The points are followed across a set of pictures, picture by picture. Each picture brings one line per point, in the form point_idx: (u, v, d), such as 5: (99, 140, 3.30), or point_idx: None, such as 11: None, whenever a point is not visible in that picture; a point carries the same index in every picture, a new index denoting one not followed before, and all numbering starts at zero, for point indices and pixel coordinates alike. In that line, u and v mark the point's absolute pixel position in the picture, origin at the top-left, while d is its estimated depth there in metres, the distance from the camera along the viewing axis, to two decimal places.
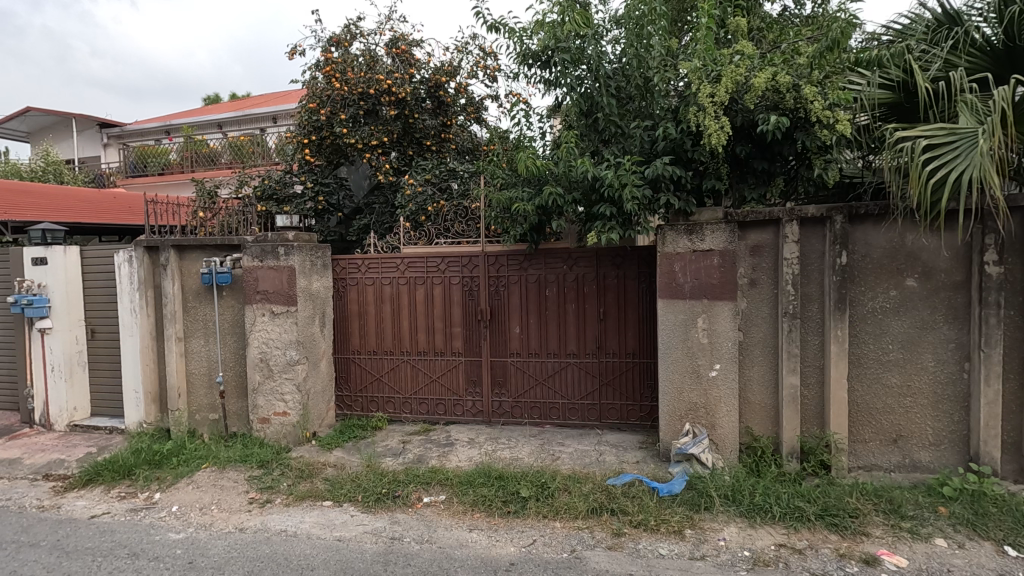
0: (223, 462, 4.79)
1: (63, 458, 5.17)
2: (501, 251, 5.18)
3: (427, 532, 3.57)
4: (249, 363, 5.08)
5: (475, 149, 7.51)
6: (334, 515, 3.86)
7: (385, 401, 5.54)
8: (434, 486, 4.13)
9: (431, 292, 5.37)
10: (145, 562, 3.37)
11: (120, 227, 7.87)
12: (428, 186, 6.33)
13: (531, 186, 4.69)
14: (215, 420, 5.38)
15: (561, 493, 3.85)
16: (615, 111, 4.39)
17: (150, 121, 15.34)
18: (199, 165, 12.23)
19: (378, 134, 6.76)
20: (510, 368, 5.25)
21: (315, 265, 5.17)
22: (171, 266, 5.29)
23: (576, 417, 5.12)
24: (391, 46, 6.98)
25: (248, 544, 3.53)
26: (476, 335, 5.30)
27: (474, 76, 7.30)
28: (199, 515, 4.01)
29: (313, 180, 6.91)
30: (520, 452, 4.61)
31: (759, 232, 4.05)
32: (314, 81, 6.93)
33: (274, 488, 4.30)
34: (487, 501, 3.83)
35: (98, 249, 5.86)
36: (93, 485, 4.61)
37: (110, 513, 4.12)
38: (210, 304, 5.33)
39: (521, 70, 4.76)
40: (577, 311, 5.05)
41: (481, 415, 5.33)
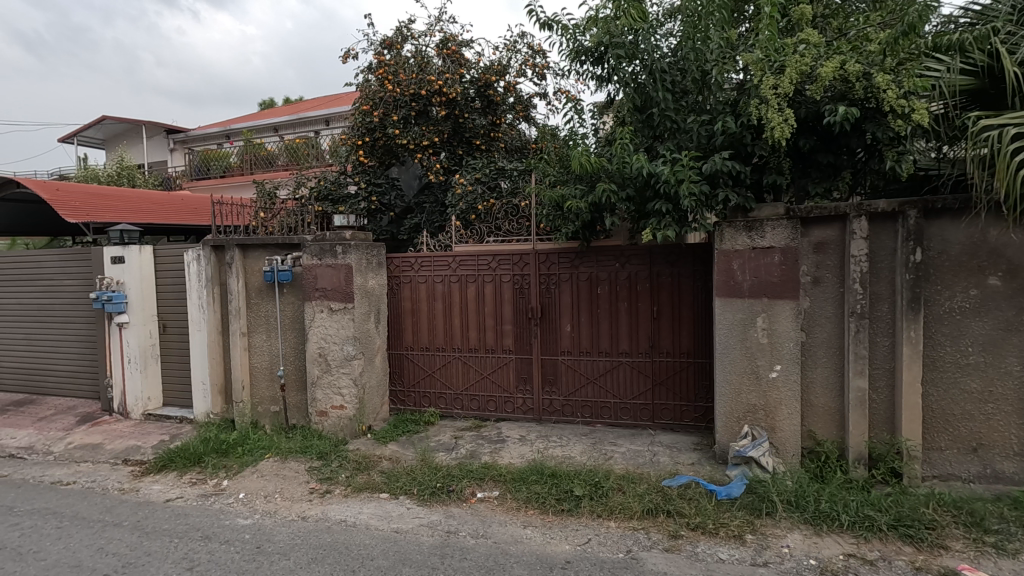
0: (285, 452, 4.98)
1: (140, 444, 5.50)
2: (552, 248, 5.17)
3: (482, 527, 3.61)
4: (309, 357, 5.26)
5: (524, 147, 7.52)
6: (391, 508, 3.96)
7: (437, 397, 5.63)
8: (488, 482, 4.17)
9: (482, 290, 5.41)
10: (217, 545, 3.55)
11: (186, 227, 8.30)
12: (478, 184, 6.37)
13: (583, 182, 4.63)
14: (276, 413, 5.60)
15: (616, 493, 3.82)
16: (671, 106, 4.27)
17: (213, 127, 16.23)
18: (258, 167, 12.76)
19: (428, 134, 6.87)
20: (561, 366, 5.23)
21: (370, 263, 5.30)
22: (236, 265, 5.55)
23: (628, 416, 5.06)
24: (442, 46, 7.04)
25: (310, 533, 3.66)
26: (527, 332, 5.31)
27: (522, 74, 7.30)
28: (264, 503, 4.19)
29: (366, 181, 7.10)
30: (573, 451, 4.60)
31: (823, 228, 3.89)
32: (367, 83, 7.08)
33: (334, 479, 4.44)
34: (540, 498, 3.84)
35: (170, 248, 6.23)
36: (167, 470, 4.91)
37: (183, 498, 4.36)
38: (272, 301, 5.55)
39: (573, 67, 4.73)
40: (629, 309, 4.98)
41: (532, 412, 5.35)
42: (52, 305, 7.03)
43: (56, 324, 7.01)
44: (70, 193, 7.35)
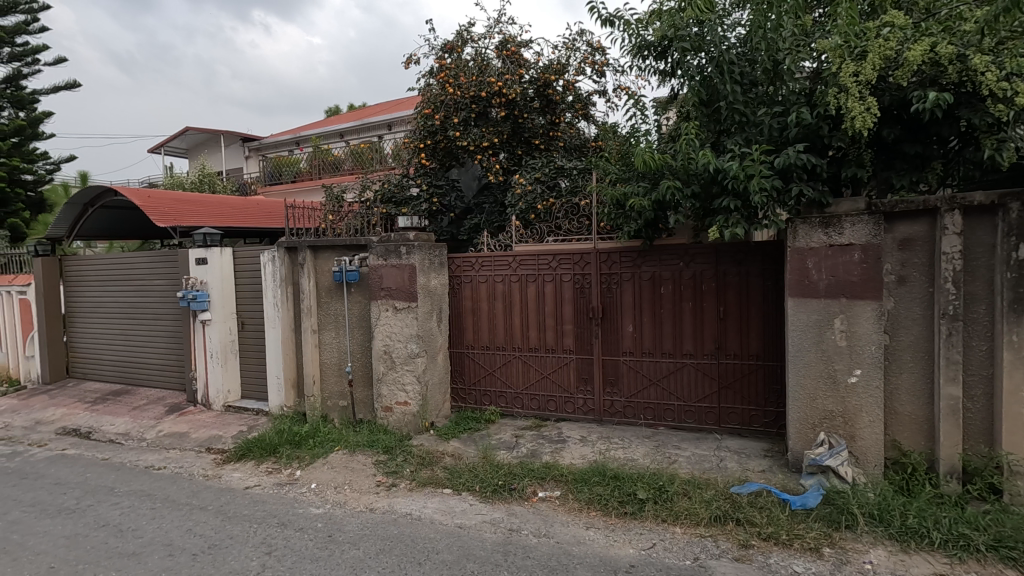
0: (352, 445, 5.16)
1: (222, 434, 5.88)
2: (614, 247, 5.10)
3: (544, 526, 3.61)
4: (375, 355, 5.45)
5: (583, 146, 7.46)
6: (454, 503, 4.04)
7: (498, 395, 5.68)
8: (549, 481, 4.17)
9: (542, 290, 5.41)
10: (293, 532, 3.74)
11: (261, 230, 8.78)
12: (538, 184, 6.36)
13: (646, 180, 4.52)
14: (344, 407, 5.83)
15: (681, 498, 3.72)
16: (740, 98, 4.10)
17: (284, 135, 17.08)
18: (326, 172, 13.33)
19: (488, 136, 6.92)
20: (623, 366, 5.15)
21: (433, 263, 5.41)
22: (307, 265, 5.82)
23: (692, 419, 4.92)
24: (501, 48, 7.08)
25: (378, 524, 3.78)
26: (587, 331, 5.27)
27: (582, 72, 7.24)
28: (335, 494, 4.37)
29: (428, 183, 7.25)
30: (635, 453, 4.52)
31: (909, 224, 3.63)
32: (429, 87, 7.24)
33: (399, 473, 4.58)
34: (603, 499, 3.80)
35: (248, 250, 6.62)
36: (246, 459, 5.22)
37: (261, 486, 4.62)
38: (340, 300, 5.78)
39: (635, 62, 4.64)
40: (694, 309, 4.84)
41: (593, 413, 5.30)
42: (145, 303, 7.61)
43: (148, 320, 7.58)
44: (160, 200, 7.94)
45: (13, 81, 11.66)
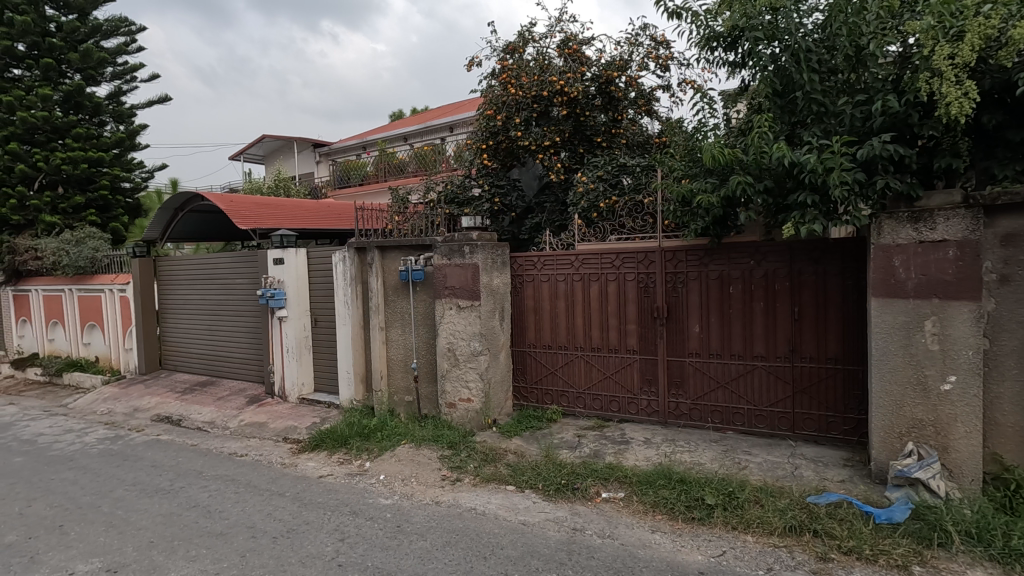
0: (418, 439, 5.31)
1: (297, 424, 6.21)
2: (680, 245, 4.98)
3: (609, 528, 3.57)
4: (439, 352, 5.58)
5: (646, 142, 7.32)
6: (518, 500, 4.08)
7: (560, 395, 5.67)
8: (613, 482, 4.12)
9: (605, 289, 5.35)
10: (364, 520, 3.89)
11: (332, 231, 9.19)
12: (600, 182, 6.28)
13: (714, 176, 4.37)
14: (410, 402, 6.00)
15: (753, 505, 3.58)
16: (818, 87, 3.87)
17: (352, 140, 17.79)
18: (391, 175, 13.78)
19: (550, 135, 6.92)
20: (689, 368, 5.02)
21: (496, 262, 5.47)
22: (376, 265, 6.04)
23: (764, 424, 4.71)
24: (563, 47, 7.03)
25: (444, 517, 3.87)
26: (652, 331, 5.17)
27: (646, 67, 7.10)
28: (402, 486, 4.52)
29: (490, 183, 7.34)
30: (702, 457, 4.39)
31: (1013, 219, 3.37)
32: (491, 89, 7.31)
33: (463, 468, 4.67)
34: (669, 503, 3.72)
35: (321, 251, 6.97)
36: (319, 450, 5.48)
37: (333, 475, 4.85)
38: (406, 298, 5.96)
39: (703, 55, 4.51)
40: (766, 310, 4.64)
41: (657, 415, 5.19)
42: (228, 300, 8.14)
43: (232, 317, 8.10)
44: (242, 204, 8.46)
45: (115, 98, 12.77)
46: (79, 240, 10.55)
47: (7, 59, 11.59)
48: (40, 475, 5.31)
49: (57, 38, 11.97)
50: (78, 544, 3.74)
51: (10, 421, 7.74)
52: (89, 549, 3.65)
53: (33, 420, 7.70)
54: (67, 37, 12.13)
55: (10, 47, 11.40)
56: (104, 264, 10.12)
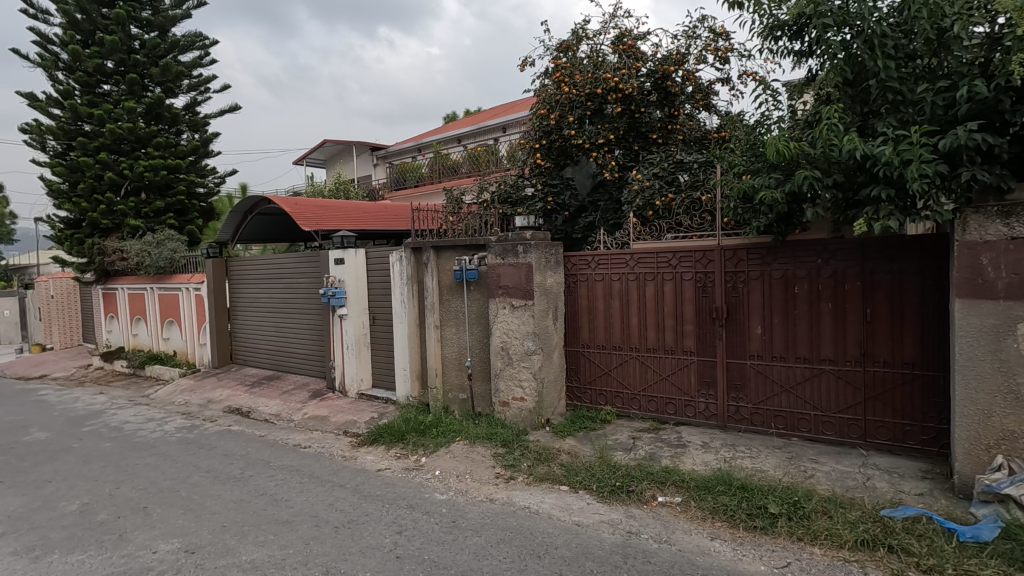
0: (473, 437, 5.38)
1: (356, 419, 6.43)
2: (740, 244, 4.80)
3: (665, 532, 3.50)
4: (493, 351, 5.63)
5: (704, 138, 7.10)
6: (571, 500, 4.06)
7: (614, 395, 5.60)
8: (669, 486, 4.03)
9: (661, 289, 5.24)
10: (420, 514, 3.99)
11: (389, 232, 9.45)
12: (656, 179, 6.13)
13: (778, 171, 4.19)
14: (464, 400, 6.08)
15: (820, 516, 3.41)
16: (894, 74, 3.63)
17: (408, 142, 18.22)
18: (446, 176, 14.02)
19: (604, 132, 6.83)
20: (750, 371, 4.84)
21: (549, 262, 5.46)
22: (431, 264, 6.16)
23: (831, 432, 4.48)
24: (617, 43, 6.92)
25: (498, 515, 3.90)
26: (710, 333, 5.01)
27: (704, 60, 6.89)
28: (457, 482, 4.59)
29: (543, 182, 7.33)
30: (764, 464, 4.22)
31: None
32: (545, 88, 7.28)
33: (516, 467, 4.70)
34: (729, 510, 3.60)
35: (379, 251, 7.19)
36: (378, 444, 5.65)
37: (391, 469, 4.99)
38: (461, 297, 6.05)
39: (765, 45, 4.34)
40: (834, 311, 4.40)
41: (715, 418, 5.03)
42: (293, 298, 8.52)
43: (296, 314, 8.48)
44: (305, 207, 8.82)
45: (191, 108, 13.64)
46: (160, 242, 11.37)
47: (98, 76, 12.58)
48: (127, 460, 5.74)
49: (141, 54, 12.90)
50: (159, 525, 4.02)
51: (100, 409, 8.41)
52: (169, 530, 3.92)
53: (120, 409, 8.33)
54: (150, 54, 13.05)
55: (101, 65, 12.37)
56: (182, 264, 10.82)
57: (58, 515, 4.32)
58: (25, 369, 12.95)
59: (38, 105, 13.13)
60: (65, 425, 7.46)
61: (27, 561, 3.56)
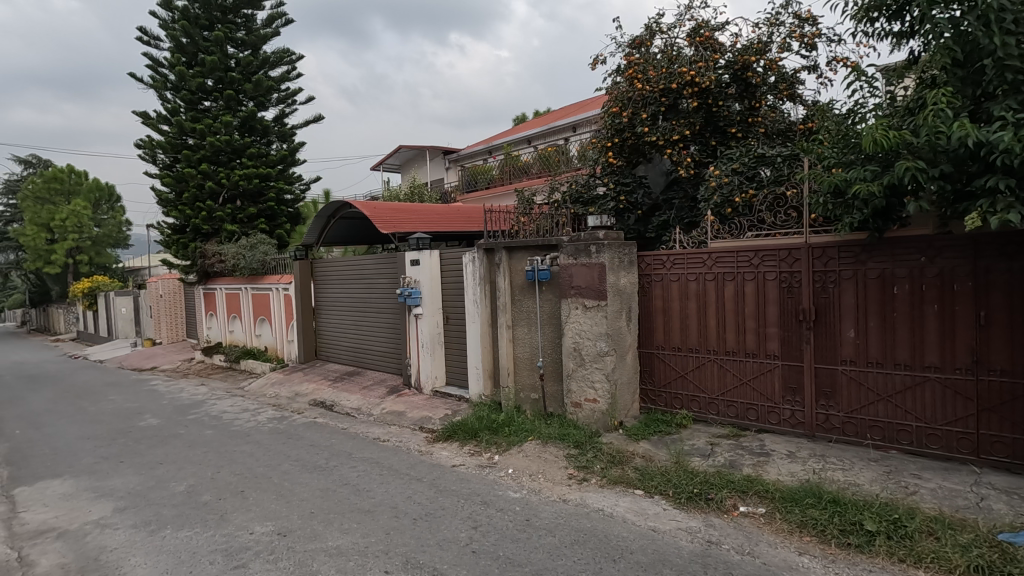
0: (545, 437, 5.39)
1: (431, 416, 6.62)
2: (831, 241, 4.51)
3: (748, 544, 3.34)
4: (565, 351, 5.62)
5: (788, 130, 6.74)
6: (647, 505, 3.97)
7: (690, 399, 5.42)
8: (752, 496, 3.85)
9: (741, 289, 5.02)
10: (494, 511, 4.05)
11: (461, 233, 9.65)
12: (736, 175, 5.88)
13: (874, 162, 3.89)
14: (535, 400, 6.10)
15: (925, 537, 3.13)
16: (1016, 51, 3.26)
17: (479, 145, 18.56)
18: (516, 177, 14.16)
19: (679, 128, 6.60)
20: (841, 377, 4.53)
21: (623, 262, 5.37)
22: (503, 265, 6.23)
23: (936, 445, 4.11)
24: (694, 35, 6.70)
25: (572, 516, 3.89)
26: (797, 336, 4.74)
27: (788, 48, 6.53)
28: (530, 481, 4.62)
29: (615, 181, 7.21)
30: (859, 477, 3.94)
31: None
32: (617, 85, 7.16)
33: (589, 468, 4.66)
34: (819, 525, 3.39)
35: (453, 252, 7.37)
36: (452, 440, 5.80)
37: (465, 465, 5.10)
38: (533, 298, 6.08)
39: (859, 28, 4.05)
40: (941, 314, 4.03)
41: (802, 427, 4.75)
42: (372, 297, 8.91)
43: (374, 312, 8.85)
44: (383, 210, 9.18)
45: (280, 120, 14.59)
46: (252, 246, 12.31)
47: (200, 93, 13.72)
48: (226, 446, 6.24)
49: (236, 72, 13.95)
50: (255, 508, 4.33)
51: (202, 399, 9.18)
52: (263, 513, 4.22)
53: (219, 399, 9.05)
54: (244, 71, 14.09)
55: (202, 83, 13.48)
56: (272, 266, 11.62)
57: (170, 494, 4.76)
58: (139, 361, 14.37)
59: (150, 122, 14.54)
60: (173, 413, 8.21)
61: (145, 534, 3.95)
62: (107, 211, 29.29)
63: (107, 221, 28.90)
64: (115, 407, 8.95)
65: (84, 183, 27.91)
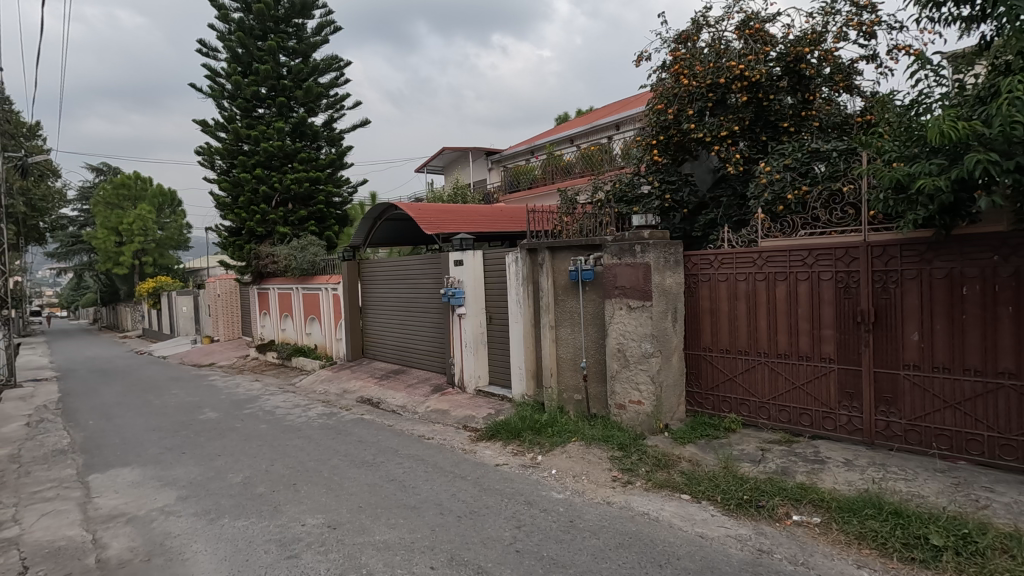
0: (588, 438, 5.35)
1: (474, 415, 6.69)
2: (892, 239, 4.29)
3: (802, 554, 3.22)
4: (609, 352, 5.57)
5: (845, 123, 6.45)
6: (694, 511, 3.88)
7: (739, 403, 5.26)
8: (806, 505, 3.70)
9: (794, 289, 4.84)
10: (538, 511, 4.05)
11: (504, 233, 9.69)
12: (787, 171, 5.67)
13: (940, 156, 3.67)
14: (579, 401, 6.05)
15: (999, 555, 2.93)
16: None
17: (521, 145, 18.60)
18: (558, 176, 14.11)
19: (727, 124, 6.40)
20: (903, 382, 4.29)
21: (668, 261, 5.26)
22: (546, 265, 6.22)
23: (1011, 457, 3.84)
24: (743, 27, 6.50)
25: (616, 519, 3.85)
26: (854, 338, 4.53)
27: (844, 38, 6.24)
28: (574, 482, 4.60)
29: (660, 180, 7.07)
30: (923, 489, 3.72)
31: None
32: (662, 82, 7.03)
33: (634, 471, 4.60)
34: (879, 537, 3.23)
35: (495, 252, 7.41)
36: (495, 439, 5.83)
37: (509, 465, 5.12)
38: (576, 298, 6.04)
39: (924, 14, 3.83)
40: (1016, 316, 3.77)
41: (861, 434, 4.53)
42: (417, 297, 9.06)
43: (419, 312, 9.00)
44: (427, 211, 9.32)
45: (329, 124, 15.06)
46: (303, 248, 12.76)
47: (254, 101, 14.31)
48: (279, 440, 6.49)
49: (288, 79, 14.49)
50: (307, 501, 4.48)
51: (256, 394, 9.58)
52: (314, 505, 4.37)
53: (272, 395, 9.41)
54: (295, 78, 14.63)
55: (257, 91, 14.08)
56: (321, 267, 12.00)
57: (227, 485, 4.99)
58: (199, 357, 15.12)
59: (209, 130, 15.27)
60: (230, 407, 8.61)
61: (205, 523, 4.15)
62: (170, 215, 31.09)
63: (169, 224, 30.60)
64: (177, 400, 9.46)
65: (148, 189, 29.53)
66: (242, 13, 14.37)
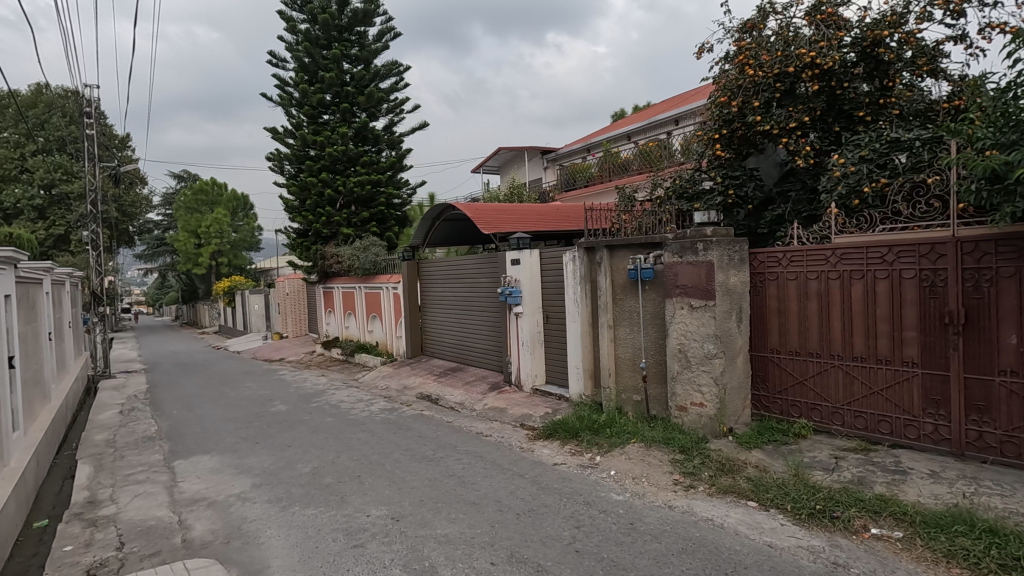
0: (648, 440, 5.25)
1: (532, 413, 6.71)
2: (985, 234, 3.96)
3: (882, 569, 3.03)
4: (670, 352, 5.43)
5: (930, 110, 5.98)
6: (762, 518, 3.73)
7: (810, 408, 5.00)
8: (886, 518, 3.48)
9: (872, 288, 4.55)
10: (597, 512, 4.02)
11: (560, 231, 9.67)
12: (864, 163, 5.34)
13: None
14: (638, 402, 5.95)
15: None
16: None
17: (577, 143, 18.48)
18: (615, 174, 13.91)
19: (797, 115, 6.09)
20: (998, 389, 3.94)
21: (733, 259, 5.08)
22: (604, 264, 6.15)
23: None
24: (813, 13, 6.17)
25: (679, 523, 3.75)
26: (941, 341, 4.20)
27: (928, 18, 5.81)
28: (633, 484, 4.53)
29: (722, 175, 6.86)
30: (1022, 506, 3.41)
31: None
32: (725, 74, 6.79)
33: (696, 475, 4.47)
34: (971, 556, 2.98)
35: (552, 251, 7.40)
36: (552, 438, 5.83)
37: (567, 464, 5.10)
38: (635, 297, 5.94)
39: None
40: None
41: (948, 444, 4.20)
42: (474, 296, 9.18)
43: (477, 311, 9.11)
44: (484, 211, 9.43)
45: (389, 128, 15.52)
46: (365, 248, 13.21)
47: (320, 108, 14.95)
48: (344, 433, 6.75)
49: (351, 86, 15.05)
50: (371, 492, 4.64)
51: (322, 389, 10.01)
52: (378, 497, 4.51)
53: (337, 390, 9.80)
54: (358, 84, 15.19)
55: (323, 98, 14.72)
56: (383, 266, 12.40)
57: (297, 474, 5.24)
58: (270, 353, 15.95)
59: (278, 136, 16.08)
60: (299, 400, 9.04)
61: (278, 509, 4.38)
62: (243, 219, 33.03)
63: (242, 227, 32.50)
64: (251, 393, 10.03)
65: (224, 193, 31.32)
66: (309, 24, 15.03)
